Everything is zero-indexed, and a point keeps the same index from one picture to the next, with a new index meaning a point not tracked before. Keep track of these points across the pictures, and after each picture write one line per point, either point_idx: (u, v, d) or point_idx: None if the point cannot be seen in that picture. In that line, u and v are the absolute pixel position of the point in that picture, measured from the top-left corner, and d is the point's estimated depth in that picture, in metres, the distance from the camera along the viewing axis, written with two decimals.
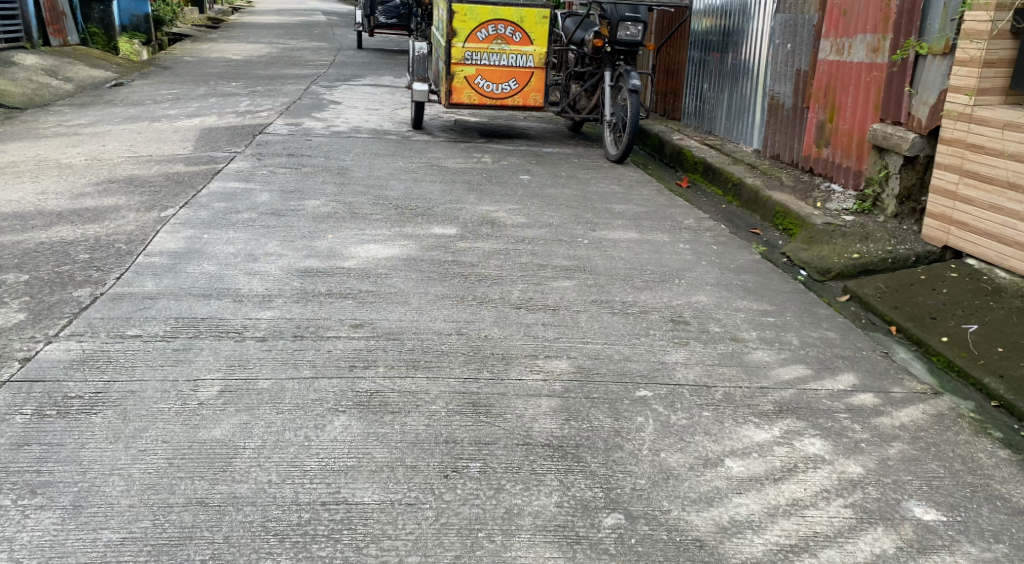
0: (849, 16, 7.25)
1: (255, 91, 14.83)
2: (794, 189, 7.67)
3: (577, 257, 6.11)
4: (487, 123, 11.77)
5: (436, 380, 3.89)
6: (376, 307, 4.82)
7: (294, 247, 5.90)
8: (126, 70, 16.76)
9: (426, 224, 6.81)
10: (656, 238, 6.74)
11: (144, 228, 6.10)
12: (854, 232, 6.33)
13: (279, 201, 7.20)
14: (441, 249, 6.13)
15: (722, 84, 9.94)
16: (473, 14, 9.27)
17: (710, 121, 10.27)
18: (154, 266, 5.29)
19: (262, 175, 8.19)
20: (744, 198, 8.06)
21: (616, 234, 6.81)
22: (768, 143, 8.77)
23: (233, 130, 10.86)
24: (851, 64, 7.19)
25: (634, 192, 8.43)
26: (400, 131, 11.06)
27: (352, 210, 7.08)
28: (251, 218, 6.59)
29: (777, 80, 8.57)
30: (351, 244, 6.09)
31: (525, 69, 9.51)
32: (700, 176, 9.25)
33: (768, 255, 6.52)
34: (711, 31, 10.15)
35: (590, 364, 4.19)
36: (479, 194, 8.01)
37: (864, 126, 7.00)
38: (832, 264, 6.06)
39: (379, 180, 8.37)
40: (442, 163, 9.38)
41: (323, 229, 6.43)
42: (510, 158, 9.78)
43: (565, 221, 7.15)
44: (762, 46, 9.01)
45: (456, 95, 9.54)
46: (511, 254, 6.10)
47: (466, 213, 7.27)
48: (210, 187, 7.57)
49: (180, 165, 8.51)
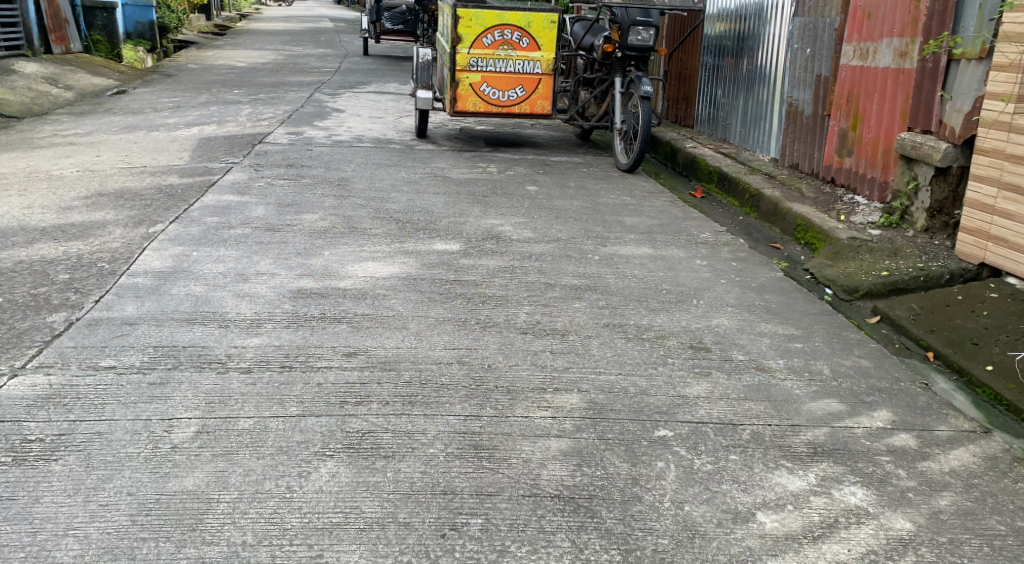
0: (874, 19, 6.91)
1: (257, 99, 14.53)
2: (816, 200, 7.33)
3: (587, 274, 5.77)
4: (493, 132, 11.43)
5: (434, 418, 3.54)
6: (372, 333, 4.47)
7: (288, 266, 5.57)
8: (128, 77, 16.47)
9: (429, 240, 6.47)
10: (671, 254, 6.39)
11: (130, 246, 5.77)
12: (882, 248, 6.07)
13: (274, 216, 6.87)
14: (444, 267, 5.79)
15: (737, 90, 9.60)
16: (478, 19, 8.93)
17: (724, 129, 9.93)
18: (137, 287, 4.96)
19: (259, 188, 7.87)
20: (762, 210, 7.72)
21: (629, 249, 6.46)
22: (786, 152, 8.43)
23: (232, 139, 10.56)
24: (876, 69, 6.85)
25: (646, 204, 8.08)
26: (403, 140, 10.74)
27: (350, 225, 6.75)
28: (244, 234, 6.26)
29: (796, 87, 8.22)
30: (348, 262, 5.75)
31: (532, 75, 9.18)
32: (715, 185, 8.91)
33: (790, 271, 6.19)
34: (724, 35, 9.83)
35: (603, 400, 3.83)
36: (484, 207, 7.68)
37: (891, 135, 6.65)
38: (860, 282, 5.74)
39: (381, 192, 8.03)
40: (447, 173, 9.04)
41: (321, 246, 6.09)
42: (518, 168, 9.44)
43: (575, 236, 6.80)
44: (780, 51, 8.67)
45: (461, 103, 9.20)
46: (517, 273, 5.76)
47: (471, 227, 6.94)
48: (203, 200, 7.25)
49: (174, 177, 8.19)
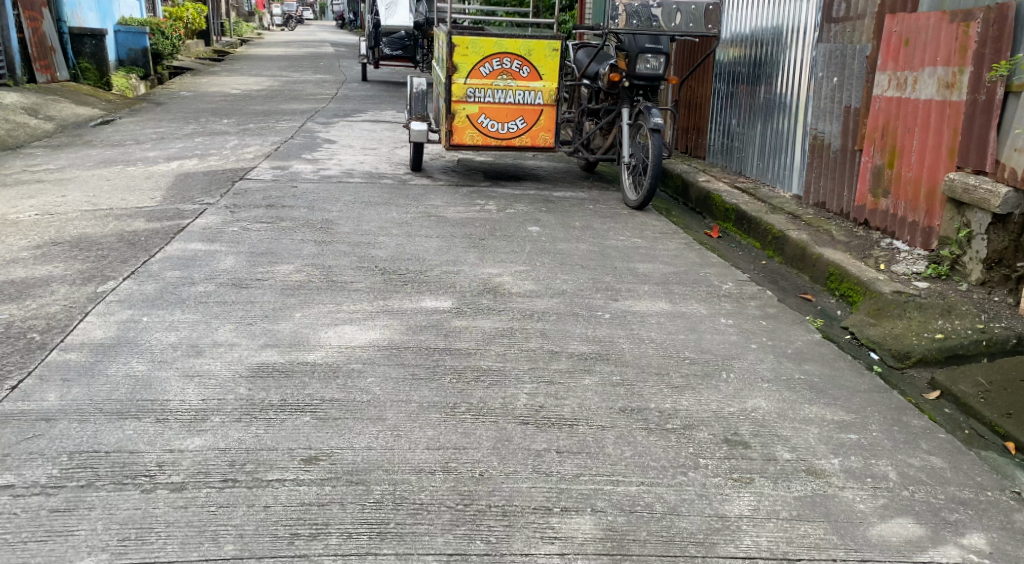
0: (914, 45, 6.17)
1: (245, 130, 13.84)
2: (848, 244, 6.59)
3: (597, 338, 5.02)
4: (492, 165, 10.69)
5: (409, 560, 2.99)
6: (340, 429, 3.72)
7: (251, 333, 4.85)
8: (114, 106, 15.81)
9: (417, 296, 5.73)
10: (691, 310, 5.62)
11: (72, 311, 5.06)
12: (933, 304, 5.34)
13: (244, 268, 6.14)
14: (432, 331, 5.05)
15: (753, 120, 8.89)
16: (475, 47, 8.22)
17: (738, 161, 9.21)
18: (68, 367, 4.24)
19: (231, 233, 7.14)
20: (788, 255, 6.98)
21: (643, 305, 5.69)
22: (811, 189, 7.70)
23: (211, 176, 9.84)
24: (917, 101, 6.12)
25: (660, 246, 7.34)
26: (396, 174, 10.02)
27: (329, 278, 6.02)
28: (206, 293, 5.56)
29: (821, 118, 7.50)
30: (322, 328, 5.03)
31: (533, 106, 8.45)
32: (732, 224, 8.17)
33: (827, 331, 5.44)
34: (739, 62, 9.15)
35: (623, 523, 3.18)
36: (480, 252, 6.94)
37: (937, 174, 5.92)
38: (911, 346, 5.01)
39: (366, 235, 7.29)
40: (441, 212, 8.31)
41: (291, 306, 5.37)
42: (519, 206, 8.70)
43: (582, 287, 6.05)
44: (803, 79, 7.96)
45: (458, 136, 8.47)
46: (517, 338, 5.00)
47: (464, 278, 6.21)
48: (167, 250, 6.54)
49: (140, 221, 7.48)
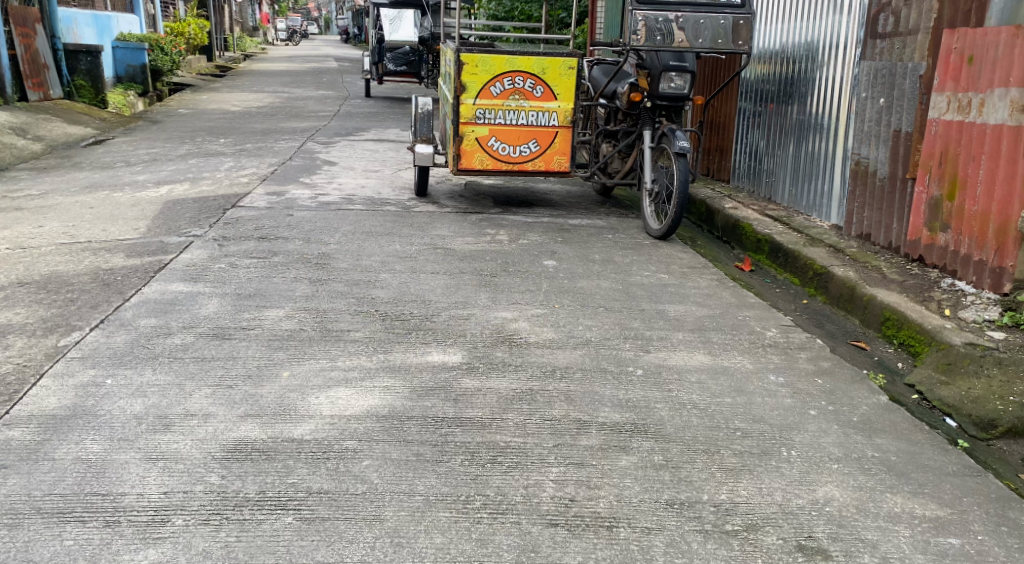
0: (981, 63, 5.57)
1: (242, 150, 13.20)
2: (902, 284, 5.91)
3: (631, 402, 4.35)
4: (501, 190, 10.01)
5: None
6: (328, 536, 3.17)
7: (230, 400, 4.21)
8: (108, 125, 15.19)
9: (422, 348, 5.06)
10: (734, 364, 4.94)
11: (26, 371, 4.42)
12: (1015, 360, 4.69)
13: (229, 314, 5.49)
14: (440, 395, 4.37)
15: (783, 142, 8.23)
16: (485, 65, 7.57)
17: (767, 186, 8.55)
18: (9, 449, 3.60)
19: (218, 271, 6.49)
20: (833, 294, 6.29)
21: (679, 358, 5.01)
22: (852, 219, 7.00)
23: (201, 202, 9.19)
24: (984, 126, 5.52)
25: (690, 284, 6.66)
26: (400, 200, 9.36)
27: (324, 326, 5.37)
28: (185, 346, 4.91)
29: (863, 142, 6.82)
30: (312, 392, 4.35)
31: (548, 128, 7.78)
32: (765, 256, 7.49)
33: (891, 389, 4.77)
34: (767, 79, 8.49)
35: None
36: (492, 291, 6.28)
37: (1010, 209, 5.34)
38: (996, 413, 4.37)
39: (367, 272, 6.64)
40: (448, 244, 7.64)
41: (279, 363, 4.72)
42: (532, 235, 8.04)
43: (608, 335, 5.37)
44: (843, 99, 7.32)
45: (466, 160, 7.81)
46: (537, 403, 4.31)
47: (476, 323, 5.55)
48: (145, 291, 5.90)
49: (119, 257, 6.83)
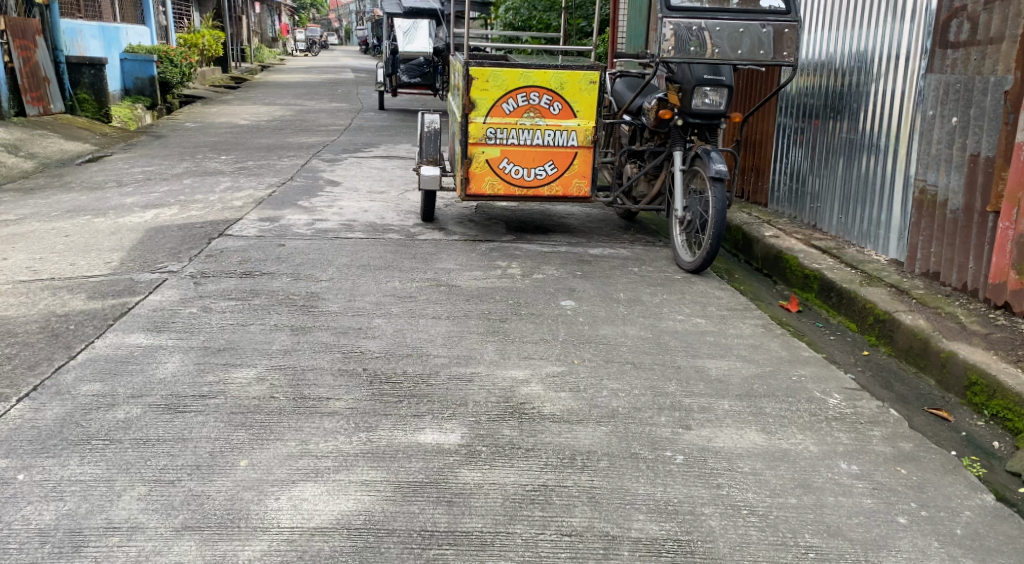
0: None
1: (242, 168, 12.38)
2: (987, 338, 5.00)
3: (666, 505, 3.51)
4: (515, 214, 9.12)
5: None
6: None
7: (164, 507, 3.41)
8: (108, 140, 14.40)
9: (415, 422, 4.17)
10: (795, 447, 4.02)
11: None
12: None
13: (188, 375, 4.63)
14: (430, 495, 3.52)
15: (830, 163, 7.31)
16: (496, 80, 6.71)
17: (812, 212, 7.63)
18: None
19: (188, 316, 5.64)
20: (899, 345, 5.34)
21: (727, 436, 4.11)
22: (916, 255, 6.05)
23: (186, 230, 8.35)
24: None
25: (732, 330, 5.76)
26: (404, 227, 8.49)
27: (301, 390, 4.50)
28: (127, 420, 4.06)
29: (930, 167, 5.89)
30: (271, 492, 3.52)
31: (566, 149, 6.90)
32: (813, 294, 6.55)
33: (995, 482, 3.86)
34: (812, 93, 7.58)
35: None
36: (502, 341, 5.42)
37: None
38: None
39: (359, 317, 5.76)
40: (453, 280, 6.77)
41: (237, 447, 3.83)
42: (547, 269, 7.14)
43: (638, 404, 4.46)
44: (905, 116, 6.40)
45: (475, 184, 6.95)
46: (553, 509, 3.47)
47: (483, 384, 4.69)
48: (98, 345, 5.06)
49: (81, 298, 6.00)
